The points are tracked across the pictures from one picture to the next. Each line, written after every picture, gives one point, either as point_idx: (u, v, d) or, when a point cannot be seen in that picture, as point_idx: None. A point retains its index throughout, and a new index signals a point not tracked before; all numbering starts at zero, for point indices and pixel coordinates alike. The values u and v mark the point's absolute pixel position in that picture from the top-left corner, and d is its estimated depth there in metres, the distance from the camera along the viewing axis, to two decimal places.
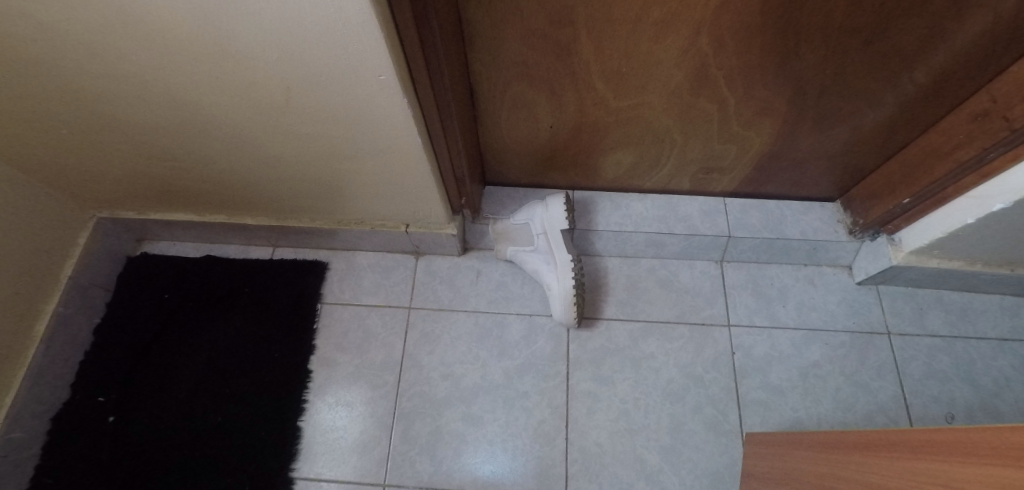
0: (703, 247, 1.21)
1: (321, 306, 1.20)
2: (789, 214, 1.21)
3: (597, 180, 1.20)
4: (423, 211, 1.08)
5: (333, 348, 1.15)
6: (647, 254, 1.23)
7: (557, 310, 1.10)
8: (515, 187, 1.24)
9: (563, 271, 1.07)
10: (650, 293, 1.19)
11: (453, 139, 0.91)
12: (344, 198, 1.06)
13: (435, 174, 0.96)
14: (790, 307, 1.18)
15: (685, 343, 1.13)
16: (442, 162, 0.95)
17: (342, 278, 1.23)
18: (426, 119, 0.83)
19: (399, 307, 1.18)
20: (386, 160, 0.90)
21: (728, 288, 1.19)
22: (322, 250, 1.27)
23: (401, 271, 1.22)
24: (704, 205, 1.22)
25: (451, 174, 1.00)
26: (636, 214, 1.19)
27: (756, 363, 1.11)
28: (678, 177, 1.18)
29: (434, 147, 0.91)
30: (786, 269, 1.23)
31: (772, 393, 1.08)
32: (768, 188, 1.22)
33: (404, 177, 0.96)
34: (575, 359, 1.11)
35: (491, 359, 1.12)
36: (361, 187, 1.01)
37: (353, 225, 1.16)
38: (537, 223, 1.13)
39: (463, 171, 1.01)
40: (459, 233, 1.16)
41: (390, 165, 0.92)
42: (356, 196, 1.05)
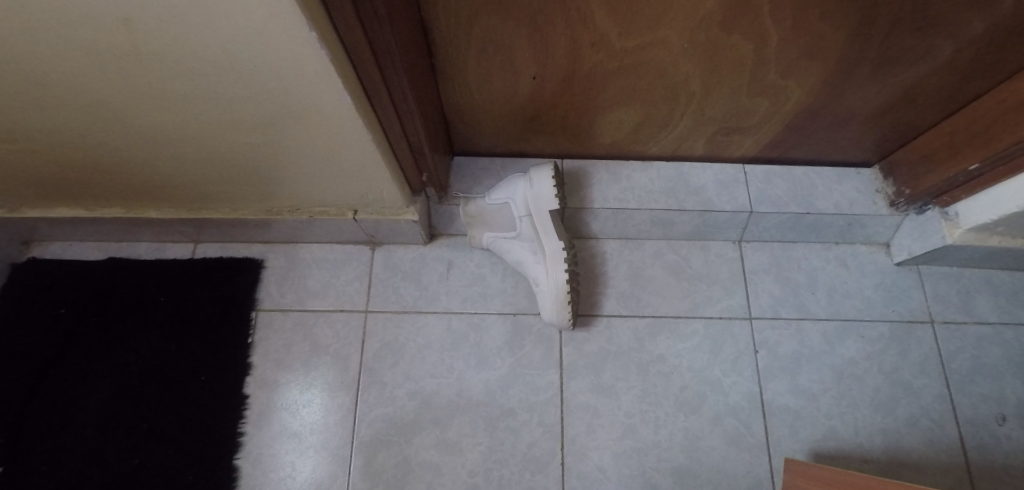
0: (720, 225, 1.00)
1: (256, 314, 0.97)
2: (818, 184, 1.02)
3: (592, 146, 0.97)
4: (372, 194, 0.84)
5: (275, 365, 0.94)
6: (652, 235, 1.02)
7: (546, 311, 0.89)
8: (490, 157, 1.01)
9: (553, 262, 0.85)
10: (657, 283, 0.99)
11: (401, 94, 0.66)
12: (267, 181, 0.82)
13: (383, 144, 0.72)
14: (819, 294, 1.00)
15: (701, 341, 0.94)
16: (390, 127, 0.71)
17: (282, 278, 1.00)
18: (358, 66, 0.58)
19: (354, 311, 0.96)
20: (311, 129, 0.66)
21: (749, 274, 1.00)
22: (256, 243, 1.03)
23: (354, 266, 1.00)
24: (720, 175, 1.01)
25: (404, 143, 0.76)
26: (639, 188, 0.98)
27: (782, 363, 0.94)
28: (691, 140, 0.96)
29: (376, 106, 0.66)
30: (815, 249, 1.04)
31: (801, 398, 0.92)
32: (796, 151, 1.01)
33: (339, 151, 0.72)
34: (570, 367, 0.92)
35: (468, 371, 0.91)
36: (285, 165, 0.76)
37: (286, 211, 0.91)
38: (519, 204, 0.89)
39: (421, 139, 0.77)
40: (422, 218, 0.93)
41: (316, 135, 0.67)
42: (281, 177, 0.80)
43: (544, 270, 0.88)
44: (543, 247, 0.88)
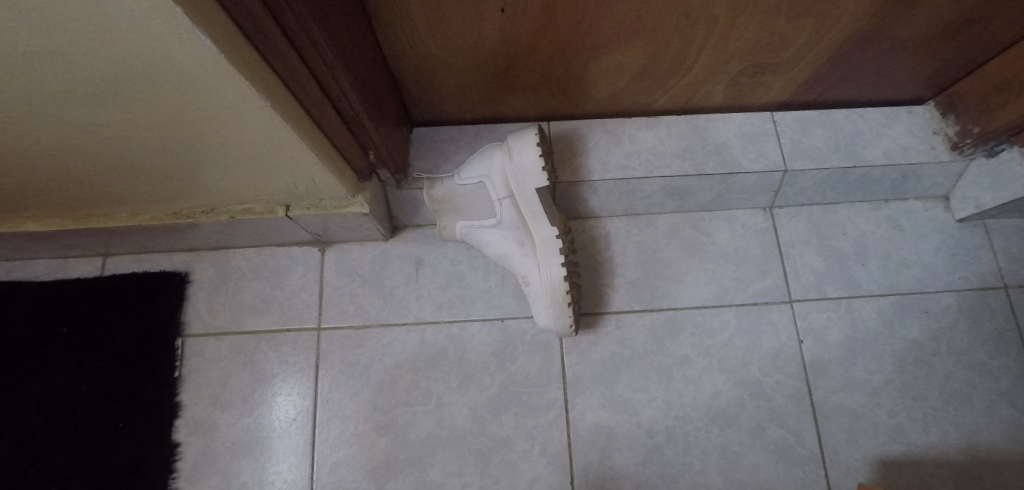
0: (748, 190, 0.81)
1: (182, 342, 0.79)
2: (864, 130, 0.83)
3: (585, 102, 0.77)
4: (302, 184, 0.63)
5: (211, 405, 0.76)
6: (665, 209, 0.83)
7: (540, 315, 0.71)
8: (458, 124, 0.80)
9: (547, 255, 0.67)
10: (674, 267, 0.80)
11: (310, 46, 0.45)
12: (156, 176, 0.60)
13: (297, 116, 0.51)
14: (871, 265, 0.83)
15: (733, 335, 0.77)
16: (302, 91, 0.49)
17: (213, 294, 0.81)
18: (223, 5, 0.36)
19: (305, 330, 0.78)
20: (177, 98, 0.44)
21: (785, 248, 0.82)
22: (178, 252, 0.83)
23: (301, 274, 0.81)
24: (745, 127, 0.81)
25: (331, 112, 0.55)
26: (646, 152, 0.78)
27: (832, 353, 0.78)
28: (708, 85, 0.75)
29: (274, 64, 0.45)
30: (861, 210, 0.86)
31: (856, 394, 0.76)
32: (838, 91, 0.81)
33: (235, 129, 0.50)
34: (576, 380, 0.74)
35: (449, 394, 0.74)
36: (167, 152, 0.54)
37: (198, 213, 0.70)
38: (498, 183, 0.69)
39: (355, 105, 0.55)
40: (377, 210, 0.73)
41: (189, 107, 0.45)
42: (172, 170, 0.58)
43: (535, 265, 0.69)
44: (531, 237, 0.69)
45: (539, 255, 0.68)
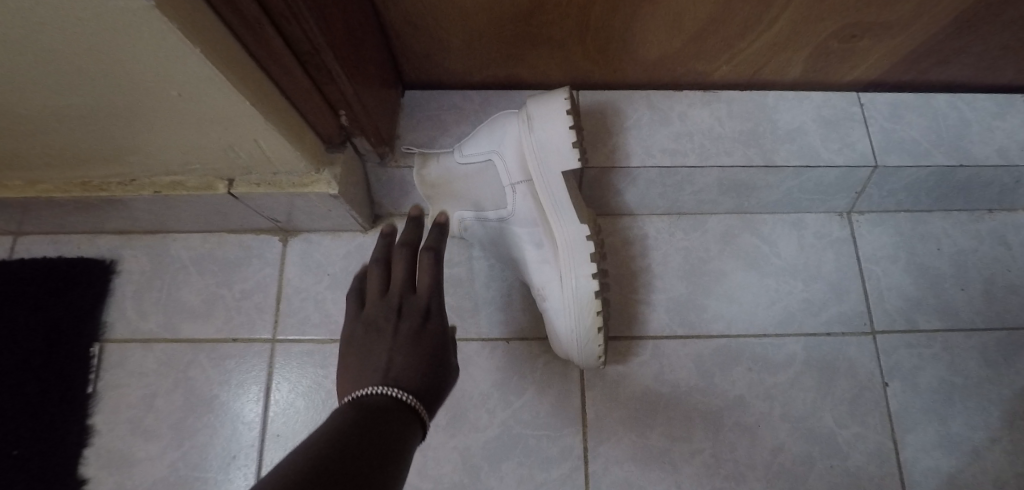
0: (824, 189, 0.64)
1: (99, 349, 0.62)
2: (972, 120, 0.65)
3: (627, 66, 0.59)
4: (241, 147, 0.45)
5: (130, 432, 0.59)
6: (717, 208, 0.66)
7: (559, 339, 0.55)
8: (463, 88, 0.63)
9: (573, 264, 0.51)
10: (726, 282, 0.64)
11: None
12: (27, 128, 0.41)
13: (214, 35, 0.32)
14: (971, 291, 0.66)
15: (800, 372, 0.61)
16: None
17: (145, 291, 0.64)
18: None
19: (257, 342, 0.61)
20: None
21: (865, 264, 0.66)
22: (105, 235, 0.66)
23: (256, 269, 0.64)
24: (827, 109, 0.64)
25: (277, 41, 0.36)
26: (701, 134, 0.61)
27: (922, 402, 0.61)
28: (789, 50, 0.58)
29: None
30: (959, 221, 0.69)
31: (955, 456, 0.60)
32: (946, 69, 0.64)
33: (109, 48, 0.31)
34: (599, 423, 0.58)
35: (434, 435, 0.57)
36: (21, 88, 0.35)
37: (113, 184, 0.53)
38: (511, 165, 0.52)
39: (314, 33, 0.36)
40: (353, 192, 0.56)
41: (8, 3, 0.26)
42: (45, 120, 0.40)
43: (556, 275, 0.52)
44: (551, 237, 0.53)
45: (563, 261, 0.51)
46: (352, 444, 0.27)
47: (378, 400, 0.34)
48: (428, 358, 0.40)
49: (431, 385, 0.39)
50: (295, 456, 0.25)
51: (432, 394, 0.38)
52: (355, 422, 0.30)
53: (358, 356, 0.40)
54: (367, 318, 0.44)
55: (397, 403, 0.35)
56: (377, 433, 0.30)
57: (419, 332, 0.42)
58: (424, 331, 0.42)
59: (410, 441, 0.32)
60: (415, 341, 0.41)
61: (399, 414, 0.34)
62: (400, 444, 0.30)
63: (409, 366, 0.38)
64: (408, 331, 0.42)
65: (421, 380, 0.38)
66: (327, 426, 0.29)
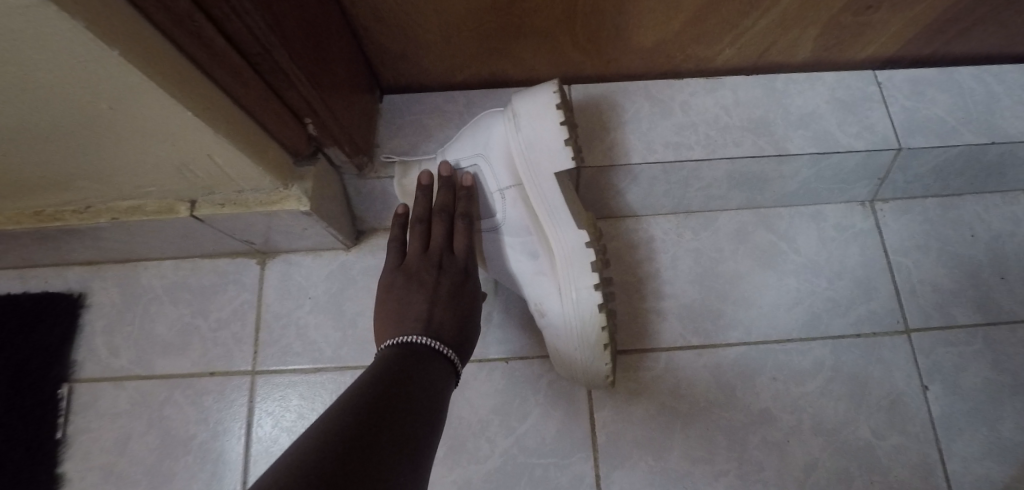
0: (844, 177, 0.59)
1: (68, 390, 0.57)
2: (1001, 94, 0.59)
3: (622, 54, 0.55)
4: (197, 165, 0.40)
5: (103, 481, 0.54)
6: (727, 204, 0.61)
7: (560, 356, 0.50)
8: (445, 89, 0.58)
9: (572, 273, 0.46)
10: (742, 284, 0.59)
11: None
12: None
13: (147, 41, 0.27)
14: (1012, 279, 0.60)
15: (830, 379, 0.55)
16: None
17: (116, 325, 0.60)
18: None
19: (236, 374, 0.57)
20: None
21: (893, 257, 0.60)
22: (73, 267, 0.62)
23: (234, 295, 0.59)
24: (842, 90, 0.59)
25: (219, 42, 0.31)
26: (706, 124, 0.56)
27: (967, 405, 0.56)
28: (798, 26, 0.53)
29: None
30: (993, 204, 0.63)
31: (1009, 464, 0.54)
32: (971, 39, 0.58)
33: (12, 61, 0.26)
34: (611, 447, 0.53)
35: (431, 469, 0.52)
36: None
37: (67, 212, 0.48)
38: (498, 168, 0.48)
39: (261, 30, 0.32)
40: (330, 207, 0.51)
41: None
42: None
43: (554, 286, 0.47)
44: (547, 245, 0.48)
45: (561, 271, 0.47)
46: (399, 391, 0.31)
47: (416, 349, 0.38)
48: (463, 315, 0.43)
49: (465, 339, 0.43)
50: (350, 396, 0.29)
51: (465, 345, 0.42)
52: (400, 369, 0.34)
53: (397, 303, 0.43)
54: (407, 270, 0.45)
55: (435, 356, 0.38)
56: (419, 384, 0.34)
57: (457, 288, 0.44)
58: (461, 290, 0.45)
59: (444, 393, 0.36)
60: (454, 299, 0.43)
61: (436, 366, 0.38)
62: (437, 396, 0.34)
63: (447, 322, 0.41)
64: (448, 287, 0.44)
65: (459, 336, 0.42)
66: (376, 370, 0.34)
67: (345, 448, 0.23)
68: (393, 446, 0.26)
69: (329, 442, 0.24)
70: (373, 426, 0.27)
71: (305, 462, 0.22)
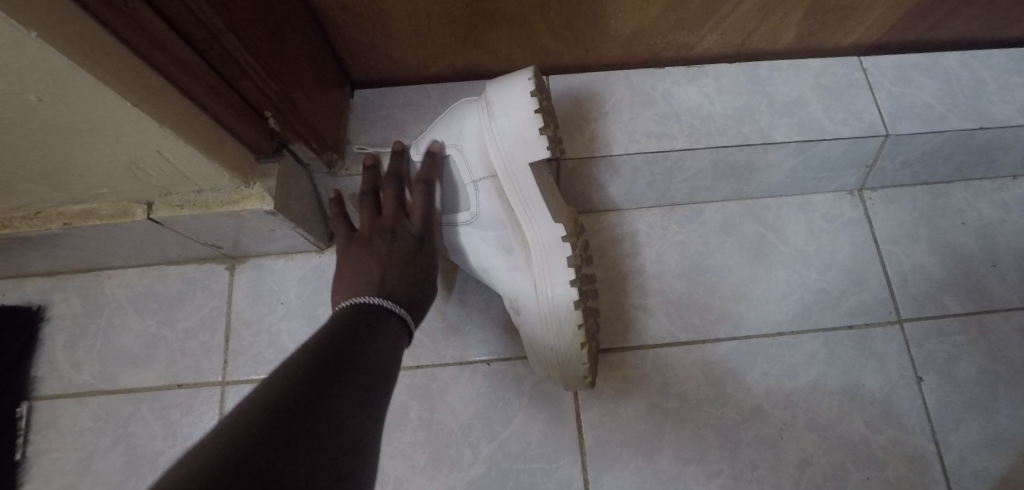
0: (831, 166, 0.58)
1: (27, 408, 0.54)
2: (988, 78, 0.59)
3: (601, 42, 0.53)
4: (147, 163, 0.37)
5: None
6: (713, 196, 0.60)
7: (538, 354, 0.48)
8: (419, 82, 0.56)
9: (548, 269, 0.44)
10: (730, 277, 0.57)
11: None
12: None
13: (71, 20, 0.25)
14: (1003, 267, 0.59)
15: (822, 373, 0.54)
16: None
17: (78, 338, 0.57)
18: None
19: (206, 385, 0.54)
20: None
21: (883, 246, 0.59)
22: (32, 278, 0.59)
23: (203, 303, 0.57)
24: (828, 77, 0.57)
25: (158, 25, 0.29)
26: (689, 113, 0.55)
27: (962, 395, 0.54)
28: (781, 11, 0.51)
29: None
30: (982, 191, 0.62)
31: (1007, 455, 0.53)
32: (955, 23, 0.57)
33: None
34: (599, 449, 0.51)
35: (411, 479, 0.50)
36: None
37: (16, 219, 0.45)
38: (471, 159, 0.46)
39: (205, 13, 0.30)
40: (298, 206, 0.49)
41: None
42: None
43: (530, 282, 0.46)
44: (522, 240, 0.46)
45: (537, 266, 0.45)
46: (352, 345, 0.32)
47: (371, 308, 0.39)
48: (417, 278, 0.44)
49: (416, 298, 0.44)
50: (305, 349, 0.30)
51: (418, 306, 0.43)
52: (354, 327, 0.35)
53: (352, 268, 0.43)
54: (360, 236, 0.46)
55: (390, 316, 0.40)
56: (373, 341, 0.35)
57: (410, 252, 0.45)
58: (414, 254, 0.45)
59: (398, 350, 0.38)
60: (407, 263, 0.44)
61: (391, 325, 0.39)
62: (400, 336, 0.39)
63: (401, 283, 0.42)
64: (404, 252, 0.44)
65: (411, 295, 0.43)
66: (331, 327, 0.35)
67: (295, 398, 0.24)
68: (344, 397, 0.27)
69: (280, 392, 0.25)
70: (337, 365, 0.29)
71: (256, 411, 0.23)
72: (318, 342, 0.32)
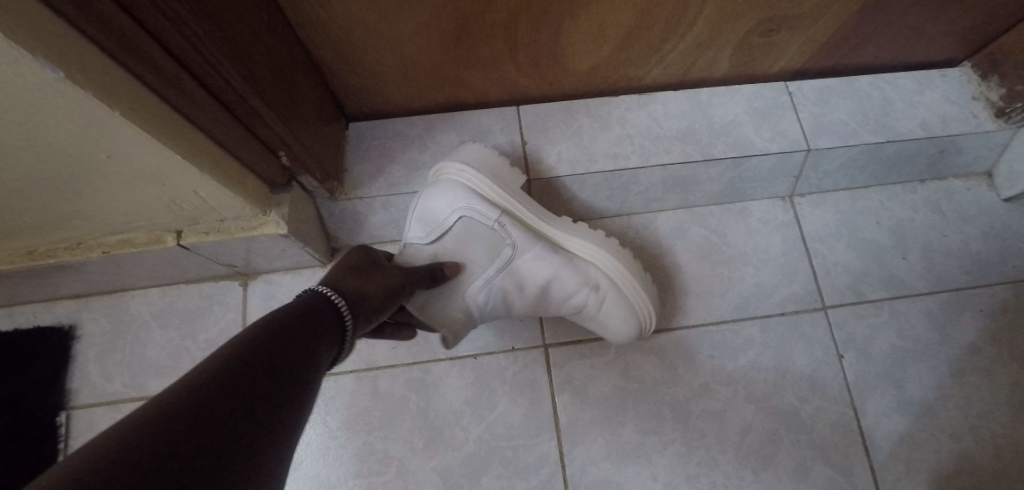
0: (763, 177, 0.67)
1: (65, 416, 0.61)
2: (894, 98, 0.69)
3: (562, 76, 0.61)
4: (184, 200, 0.45)
5: None
6: (665, 205, 0.69)
7: (630, 319, 0.58)
8: (406, 115, 0.64)
9: (589, 238, 0.59)
10: (682, 275, 0.66)
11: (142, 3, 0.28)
12: None
13: (81, 53, 0.28)
14: (911, 258, 0.69)
15: (758, 354, 0.63)
16: (93, 19, 0.27)
17: (108, 352, 0.63)
18: None
19: None
20: None
21: (811, 244, 0.69)
22: (61, 301, 0.65)
23: (221, 315, 0.64)
24: (758, 101, 0.67)
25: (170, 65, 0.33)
26: (640, 135, 0.64)
27: (876, 368, 0.64)
28: (712, 48, 0.60)
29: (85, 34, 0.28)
30: (895, 193, 0.73)
31: (910, 416, 0.63)
32: (864, 53, 0.67)
33: (33, 124, 0.31)
34: (572, 426, 0.59)
35: (413, 458, 0.58)
36: None
37: (60, 249, 0.52)
38: (483, 207, 0.55)
39: (212, 52, 0.34)
40: (306, 229, 0.57)
41: None
42: None
43: (586, 260, 0.58)
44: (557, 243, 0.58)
45: (577, 245, 0.59)
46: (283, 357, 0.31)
47: (310, 309, 0.38)
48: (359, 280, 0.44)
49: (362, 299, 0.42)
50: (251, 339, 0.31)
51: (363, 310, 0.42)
52: (295, 334, 0.34)
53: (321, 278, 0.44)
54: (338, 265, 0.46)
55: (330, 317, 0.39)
56: (306, 355, 0.33)
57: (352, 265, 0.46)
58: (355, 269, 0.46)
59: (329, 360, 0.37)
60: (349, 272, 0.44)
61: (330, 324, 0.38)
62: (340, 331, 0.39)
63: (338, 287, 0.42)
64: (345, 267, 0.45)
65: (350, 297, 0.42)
66: (270, 324, 0.34)
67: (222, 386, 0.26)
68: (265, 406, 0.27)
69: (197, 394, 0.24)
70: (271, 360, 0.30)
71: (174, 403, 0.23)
72: (250, 344, 0.30)
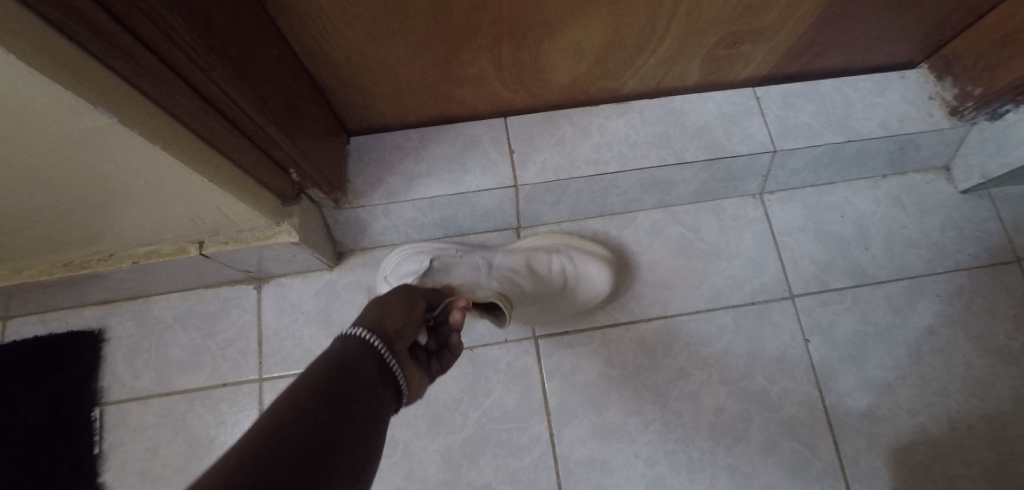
0: (733, 177, 0.73)
1: (99, 412, 0.67)
2: (855, 100, 0.74)
3: (545, 89, 0.66)
4: (208, 215, 0.51)
5: (139, 484, 0.64)
6: (644, 205, 0.74)
7: (596, 272, 0.67)
8: (402, 128, 0.69)
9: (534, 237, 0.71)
10: (660, 269, 0.72)
11: (177, 58, 0.34)
12: (16, 229, 0.46)
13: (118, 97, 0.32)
14: (873, 249, 0.75)
15: (731, 341, 0.69)
16: (103, 45, 0.29)
17: (136, 352, 0.69)
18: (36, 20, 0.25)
19: (247, 380, 0.68)
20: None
21: (780, 238, 0.74)
22: (90, 307, 0.71)
23: (238, 316, 0.70)
24: (728, 106, 0.72)
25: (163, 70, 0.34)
26: (618, 142, 0.69)
27: (840, 351, 0.70)
28: (682, 61, 0.65)
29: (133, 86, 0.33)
30: (859, 188, 0.78)
31: (870, 394, 0.69)
32: (826, 61, 0.71)
33: (88, 158, 0.37)
34: (560, 410, 0.65)
35: (416, 442, 0.64)
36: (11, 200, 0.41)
37: (94, 260, 0.57)
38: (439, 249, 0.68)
39: (233, 92, 0.40)
40: (313, 236, 0.62)
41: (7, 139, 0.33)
42: (30, 218, 0.45)
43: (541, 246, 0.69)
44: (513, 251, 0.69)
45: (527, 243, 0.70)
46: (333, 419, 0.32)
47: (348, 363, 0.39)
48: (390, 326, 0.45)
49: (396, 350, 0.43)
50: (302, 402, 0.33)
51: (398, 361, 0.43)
52: (340, 393, 0.35)
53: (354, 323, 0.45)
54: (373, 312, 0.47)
55: (363, 380, 0.38)
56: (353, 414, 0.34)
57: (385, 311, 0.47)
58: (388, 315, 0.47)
59: (374, 442, 0.36)
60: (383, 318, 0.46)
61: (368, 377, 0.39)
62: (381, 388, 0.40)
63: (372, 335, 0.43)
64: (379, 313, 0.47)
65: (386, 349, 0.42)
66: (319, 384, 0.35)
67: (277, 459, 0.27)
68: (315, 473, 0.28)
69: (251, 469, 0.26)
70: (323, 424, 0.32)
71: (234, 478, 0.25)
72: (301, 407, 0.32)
